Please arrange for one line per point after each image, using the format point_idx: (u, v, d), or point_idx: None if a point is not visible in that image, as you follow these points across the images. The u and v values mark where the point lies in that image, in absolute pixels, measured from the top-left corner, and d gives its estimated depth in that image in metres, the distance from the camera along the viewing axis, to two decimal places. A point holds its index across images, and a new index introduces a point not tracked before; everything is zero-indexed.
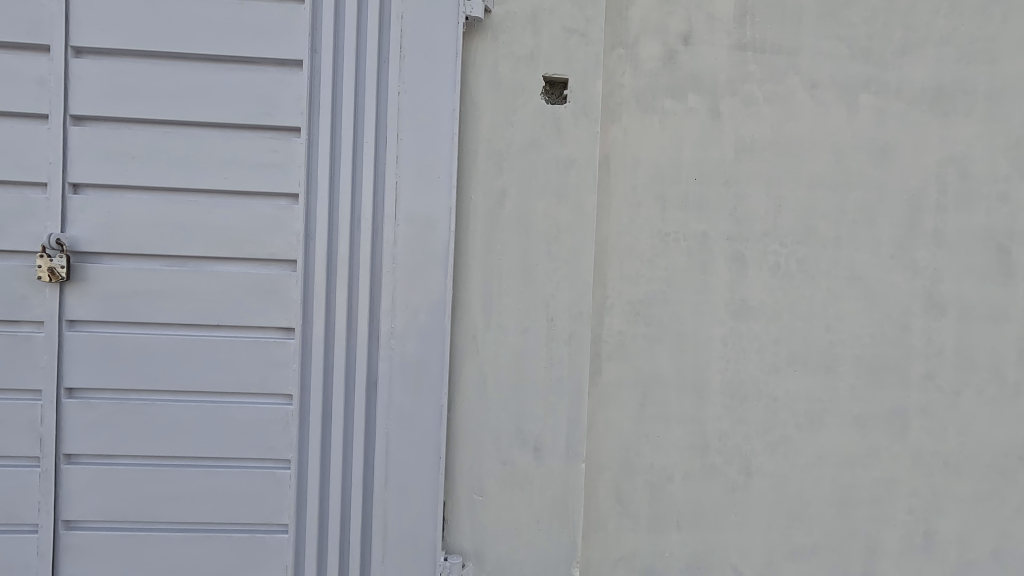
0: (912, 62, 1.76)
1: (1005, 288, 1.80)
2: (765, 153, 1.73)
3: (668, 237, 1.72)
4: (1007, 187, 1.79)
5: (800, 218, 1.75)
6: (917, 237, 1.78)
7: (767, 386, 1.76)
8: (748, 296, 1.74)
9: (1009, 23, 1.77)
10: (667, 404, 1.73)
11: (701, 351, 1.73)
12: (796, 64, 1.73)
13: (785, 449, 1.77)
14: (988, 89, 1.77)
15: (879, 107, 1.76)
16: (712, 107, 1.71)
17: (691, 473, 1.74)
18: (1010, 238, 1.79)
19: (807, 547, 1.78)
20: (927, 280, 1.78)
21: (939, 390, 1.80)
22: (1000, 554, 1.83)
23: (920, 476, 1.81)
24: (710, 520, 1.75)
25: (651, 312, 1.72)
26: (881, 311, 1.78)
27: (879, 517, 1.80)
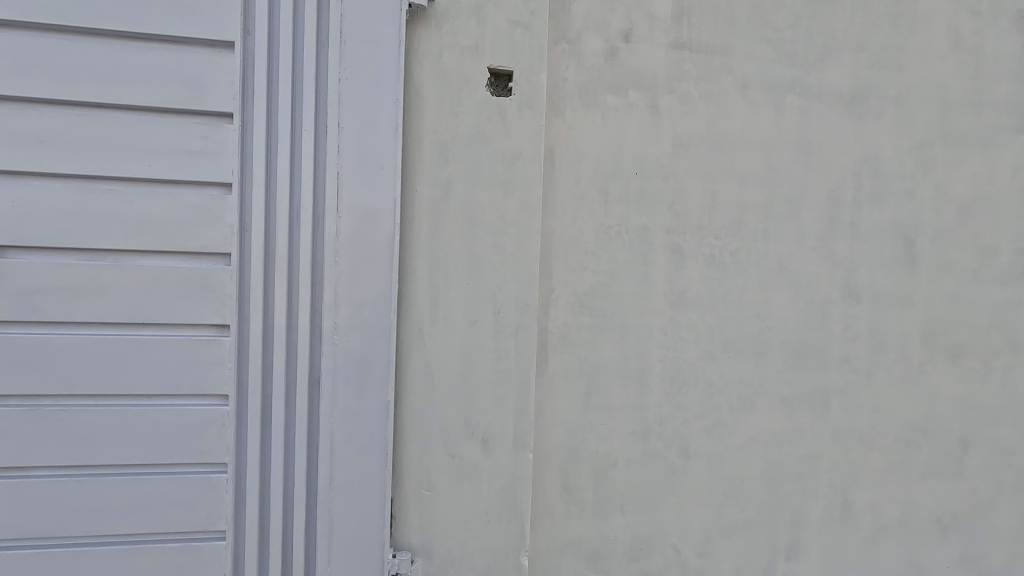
0: (831, 66, 1.89)
1: (910, 276, 1.97)
2: (701, 149, 1.81)
3: (611, 230, 1.76)
4: (912, 185, 1.96)
5: (732, 212, 1.84)
6: (836, 230, 1.91)
7: (703, 373, 1.84)
8: (686, 287, 1.81)
9: (914, 33, 1.93)
10: (610, 392, 1.78)
11: (643, 340, 1.79)
12: (729, 65, 1.81)
13: (720, 432, 1.86)
14: (897, 93, 1.93)
15: (803, 107, 1.87)
16: (651, 103, 1.77)
17: (633, 459, 1.80)
18: (914, 232, 1.96)
19: (740, 523, 1.89)
20: (844, 270, 1.92)
21: (855, 371, 1.95)
22: (906, 518, 2.01)
23: (839, 451, 1.95)
24: (651, 502, 1.82)
25: (595, 303, 1.76)
26: (805, 299, 1.90)
27: (803, 491, 1.93)
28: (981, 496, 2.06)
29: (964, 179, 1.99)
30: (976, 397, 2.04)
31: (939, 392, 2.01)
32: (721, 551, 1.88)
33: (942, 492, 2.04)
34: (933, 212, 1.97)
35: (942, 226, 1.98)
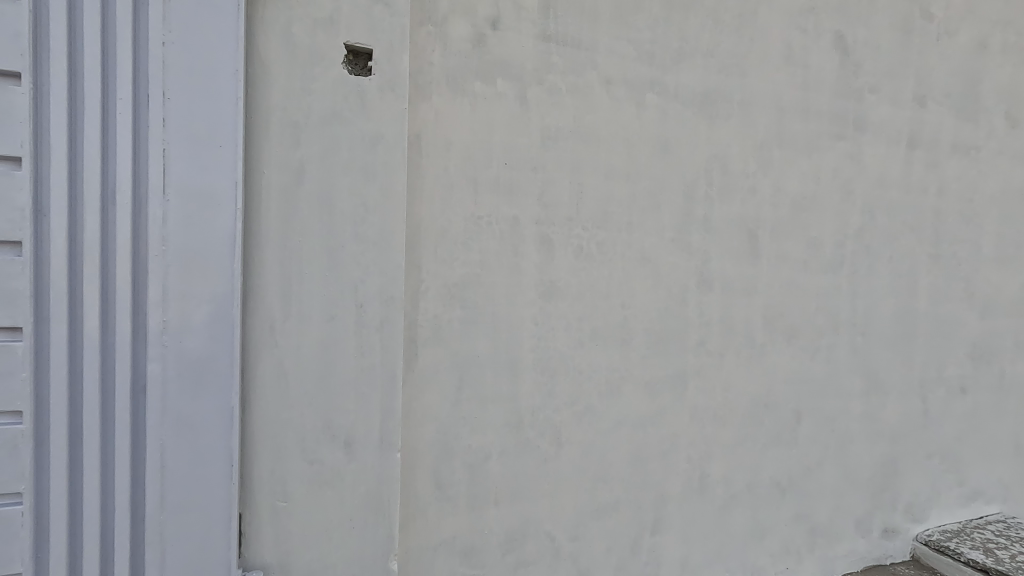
0: (685, 69, 2.01)
1: (753, 265, 2.16)
2: (568, 142, 1.84)
3: (481, 220, 1.73)
4: (755, 183, 2.15)
5: (599, 204, 1.90)
6: (691, 223, 2.05)
7: (573, 361, 1.88)
8: (556, 277, 1.84)
9: (755, 44, 2.12)
10: (483, 385, 1.76)
11: (515, 331, 1.79)
12: (594, 61, 1.86)
13: (590, 418, 1.92)
14: (741, 98, 2.10)
15: (661, 106, 1.97)
16: (519, 94, 1.76)
17: (507, 450, 1.80)
18: (756, 225, 2.16)
19: (609, 504, 1.97)
20: (699, 260, 2.07)
21: (709, 354, 2.11)
22: (752, 485, 2.22)
23: (696, 429, 2.10)
24: (525, 492, 1.83)
25: (466, 295, 1.72)
26: (665, 288, 2.01)
27: (665, 468, 2.06)
28: (811, 459, 2.34)
29: (795, 179, 2.23)
30: (806, 373, 2.30)
31: (777, 370, 2.24)
32: (592, 533, 1.95)
33: (780, 459, 2.27)
34: (771, 208, 2.19)
35: (779, 220, 2.21)
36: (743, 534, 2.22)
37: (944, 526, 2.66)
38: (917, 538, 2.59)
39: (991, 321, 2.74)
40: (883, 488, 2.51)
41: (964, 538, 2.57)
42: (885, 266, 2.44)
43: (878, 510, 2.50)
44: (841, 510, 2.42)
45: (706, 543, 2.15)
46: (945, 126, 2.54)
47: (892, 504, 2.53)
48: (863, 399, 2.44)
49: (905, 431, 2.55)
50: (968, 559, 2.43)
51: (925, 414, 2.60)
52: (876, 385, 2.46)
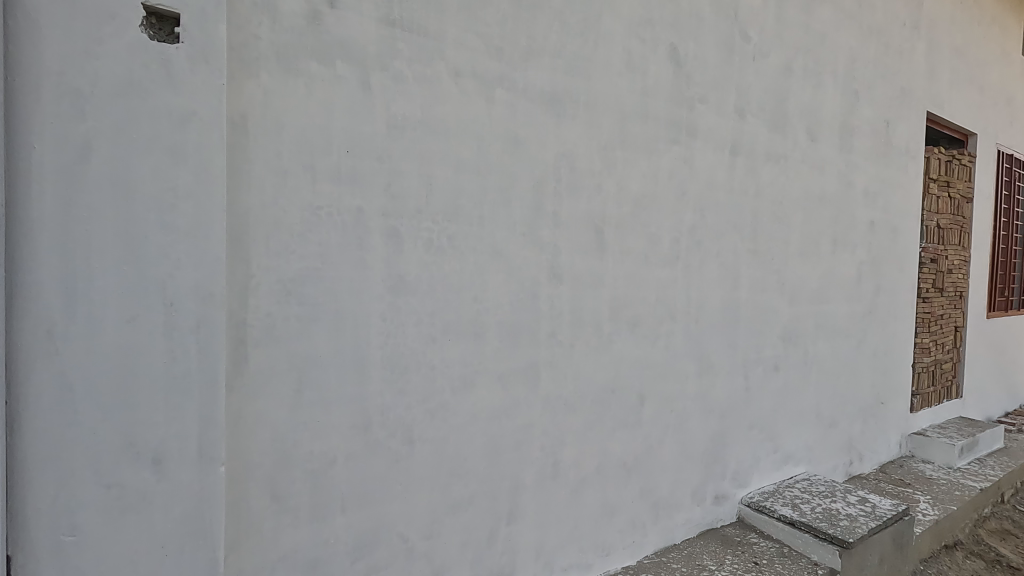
0: (534, 67, 2.05)
1: (600, 259, 2.28)
2: (416, 132, 1.78)
3: (319, 210, 1.62)
4: (600, 180, 2.27)
5: (449, 197, 1.87)
6: (541, 218, 2.10)
7: (425, 357, 1.84)
8: (405, 271, 1.78)
9: (598, 49, 2.22)
10: (325, 386, 1.65)
11: (360, 328, 1.70)
12: (441, 51, 1.82)
13: (443, 414, 1.89)
14: (586, 99, 2.20)
15: (510, 102, 2.00)
16: (361, 78, 1.67)
17: (354, 453, 1.71)
18: (602, 222, 2.28)
19: (464, 499, 1.96)
20: (549, 254, 2.13)
21: (560, 345, 2.19)
22: (601, 467, 2.35)
23: (548, 417, 2.17)
24: (374, 495, 1.76)
25: (304, 291, 1.60)
26: (517, 281, 2.05)
27: (520, 458, 2.10)
28: (653, 438, 2.53)
29: (636, 178, 2.39)
30: (648, 358, 2.49)
31: (622, 357, 2.39)
32: (447, 529, 1.92)
33: (626, 440, 2.43)
34: (615, 205, 2.32)
35: (622, 217, 2.35)
36: (594, 514, 2.34)
37: (762, 488, 3.03)
38: (743, 501, 2.92)
39: (797, 307, 3.17)
40: (714, 459, 2.80)
41: (778, 496, 2.96)
42: (713, 260, 2.71)
43: (710, 479, 2.78)
44: (680, 482, 2.65)
45: (559, 526, 2.23)
46: (761, 136, 2.89)
47: (721, 473, 2.83)
48: (697, 380, 2.69)
49: (731, 406, 2.86)
50: (780, 514, 2.76)
51: (747, 390, 2.94)
52: (707, 367, 2.73)
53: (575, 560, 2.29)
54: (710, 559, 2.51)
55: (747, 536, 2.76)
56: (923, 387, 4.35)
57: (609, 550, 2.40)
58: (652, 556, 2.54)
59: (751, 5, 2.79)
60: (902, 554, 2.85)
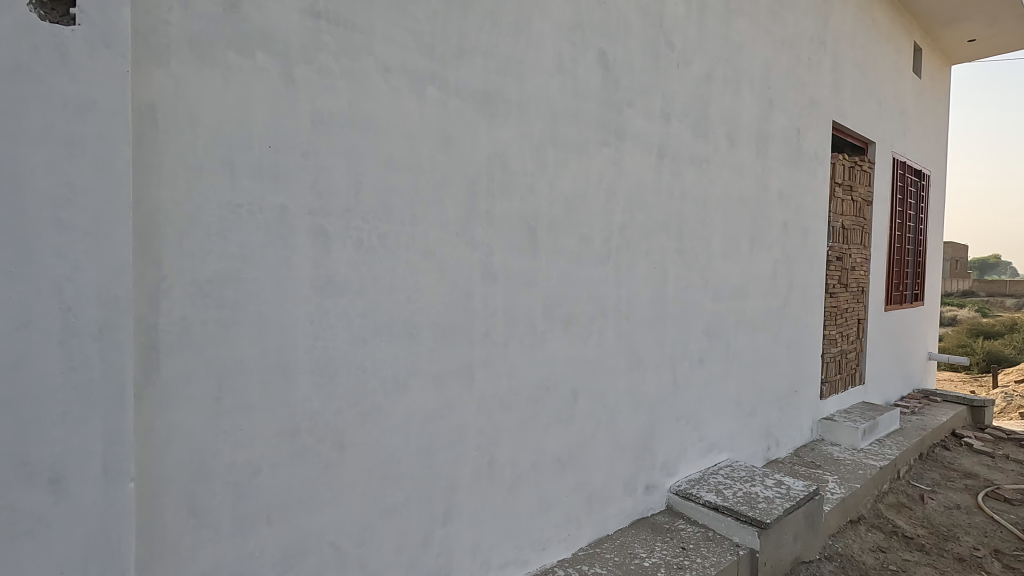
0: (465, 66, 2.04)
1: (533, 258, 2.31)
2: (343, 128, 1.73)
3: (240, 208, 1.54)
4: (532, 181, 2.30)
5: (379, 196, 1.83)
6: (475, 217, 2.10)
7: (355, 359, 1.80)
8: (333, 272, 1.73)
9: (530, 50, 2.25)
10: (248, 393, 1.57)
11: (286, 331, 1.63)
12: (370, 46, 1.78)
13: (375, 417, 1.85)
14: (518, 100, 2.22)
15: (442, 100, 1.98)
16: (284, 71, 1.60)
17: (280, 461, 1.64)
18: (534, 221, 2.31)
19: (398, 502, 1.93)
20: (483, 253, 2.13)
21: (495, 344, 2.20)
22: (537, 464, 2.39)
23: (484, 416, 2.18)
24: (303, 503, 1.69)
25: (223, 293, 1.52)
26: (450, 281, 2.04)
27: (455, 458, 2.09)
28: (586, 433, 2.59)
29: (568, 179, 2.44)
30: (581, 355, 2.55)
31: (556, 355, 2.44)
32: (381, 534, 1.89)
33: (560, 435, 2.48)
34: (548, 205, 2.36)
35: (554, 216, 2.39)
36: (530, 510, 2.37)
37: (689, 476, 3.18)
38: (671, 489, 3.06)
39: (719, 303, 3.35)
40: (644, 451, 2.91)
41: (703, 484, 3.11)
42: (642, 259, 2.81)
43: (641, 470, 2.89)
44: (612, 474, 2.74)
45: (496, 525, 2.24)
46: (685, 140, 3.02)
47: (651, 463, 2.94)
48: (627, 375, 2.78)
49: (660, 399, 2.98)
50: (705, 500, 2.90)
51: (674, 383, 3.07)
52: (637, 362, 2.82)
53: (512, 557, 2.31)
54: (642, 547, 2.60)
55: (675, 523, 2.88)
56: (831, 376, 4.71)
57: (545, 545, 2.44)
58: (587, 548, 2.60)
59: (675, 15, 2.91)
60: (813, 530, 3.07)
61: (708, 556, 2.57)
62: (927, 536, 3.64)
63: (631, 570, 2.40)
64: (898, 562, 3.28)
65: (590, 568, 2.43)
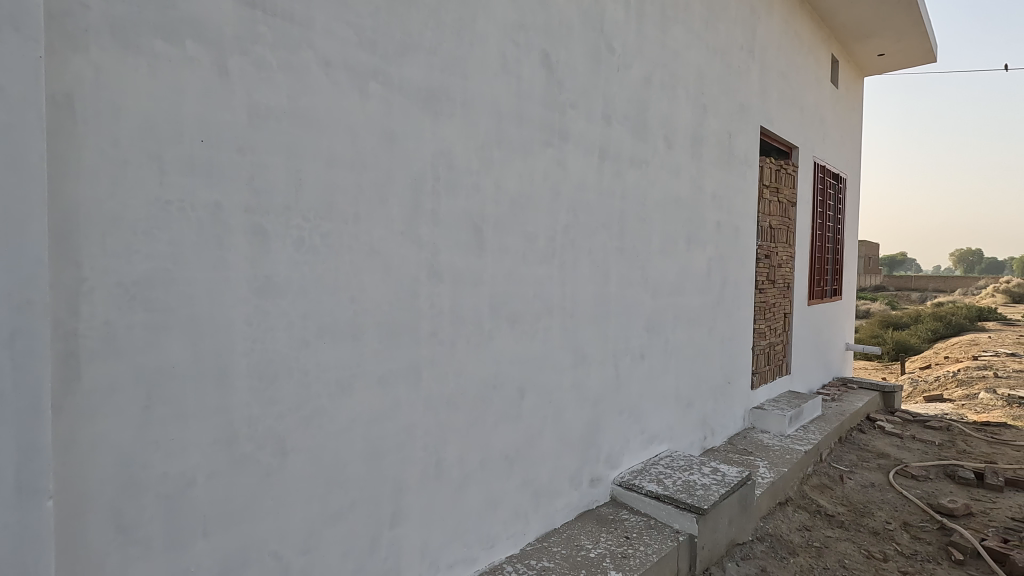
0: (409, 63, 2.02)
1: (479, 257, 2.32)
2: (282, 123, 1.67)
3: (169, 205, 1.45)
4: (478, 180, 2.30)
5: (321, 194, 1.78)
6: (420, 216, 2.08)
7: (297, 362, 1.74)
8: (273, 272, 1.67)
9: (474, 49, 2.25)
10: (180, 400, 1.49)
11: (222, 334, 1.56)
12: (309, 39, 1.72)
13: (319, 421, 1.80)
14: (463, 99, 2.22)
15: (385, 97, 1.95)
16: (217, 62, 1.53)
17: (217, 471, 1.57)
18: (480, 220, 2.32)
19: (343, 507, 1.88)
20: (429, 252, 2.12)
21: (441, 343, 2.19)
22: (484, 462, 2.40)
23: (431, 416, 2.16)
24: (243, 513, 1.63)
25: (152, 295, 1.43)
26: (395, 281, 2.01)
27: (402, 459, 2.07)
28: (533, 429, 2.63)
29: (513, 179, 2.46)
30: (527, 353, 2.58)
31: (502, 353, 2.45)
32: (326, 541, 1.84)
33: (507, 433, 2.50)
34: (493, 204, 2.37)
35: (499, 215, 2.40)
36: (478, 508, 2.38)
37: (632, 468, 3.29)
38: (615, 481, 3.15)
39: (659, 300, 3.47)
40: (589, 444, 2.98)
41: (645, 474, 3.22)
42: (585, 257, 2.88)
43: (586, 464, 2.96)
44: (558, 469, 2.78)
45: (444, 525, 2.23)
46: (625, 142, 3.11)
47: (595, 457, 3.02)
48: (572, 371, 2.84)
49: (603, 394, 3.06)
50: (647, 490, 3.01)
51: (617, 378, 3.16)
52: (581, 359, 2.89)
53: (460, 556, 2.31)
54: (587, 539, 2.66)
55: (619, 513, 2.97)
56: (761, 367, 4.99)
57: (493, 541, 2.45)
58: (535, 543, 2.64)
59: (614, 20, 2.99)
60: (746, 514, 3.24)
61: (650, 544, 2.66)
62: (846, 513, 3.92)
63: (578, 561, 2.45)
64: (822, 539, 3.52)
65: (538, 562, 2.46)
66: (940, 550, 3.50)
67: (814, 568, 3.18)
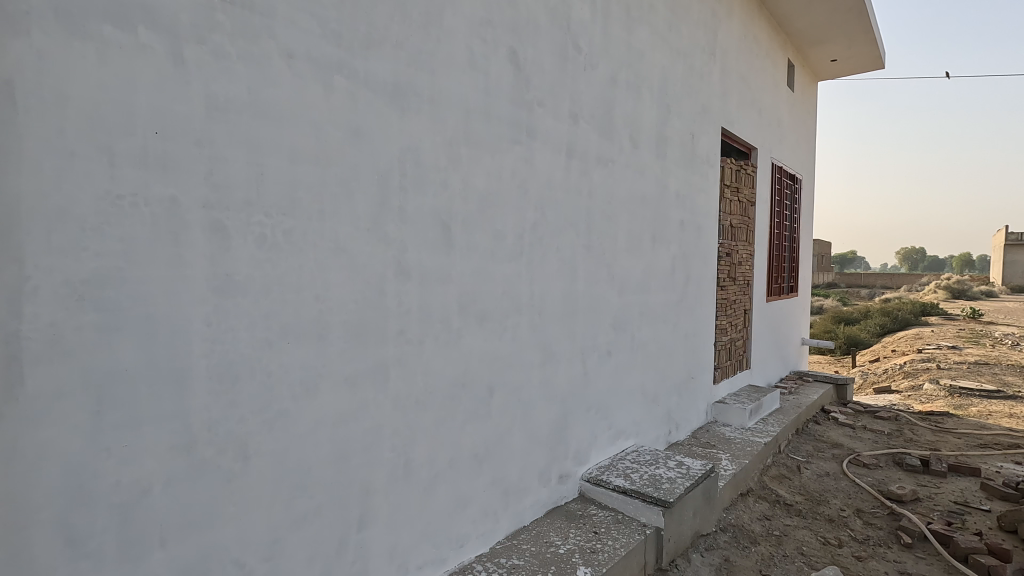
0: (375, 56, 1.98)
1: (447, 255, 2.30)
2: (241, 116, 1.61)
3: (122, 200, 1.38)
4: (446, 176, 2.28)
5: (283, 189, 1.72)
6: (387, 213, 2.05)
7: (259, 363, 1.68)
8: (233, 270, 1.61)
9: (441, 44, 2.22)
10: (135, 404, 1.42)
11: (180, 335, 1.50)
12: (270, 29, 1.67)
13: (282, 423, 1.75)
14: (430, 94, 2.19)
15: (351, 90, 1.90)
16: (172, 50, 1.46)
17: (174, 478, 1.50)
18: (448, 217, 2.30)
19: (309, 512, 1.84)
20: (396, 250, 2.09)
21: (409, 342, 2.16)
22: (453, 461, 2.38)
23: (399, 416, 2.13)
24: (203, 521, 1.57)
25: (102, 294, 1.36)
26: (362, 279, 1.97)
27: (370, 461, 2.03)
28: (502, 428, 2.62)
29: (481, 175, 2.44)
30: (496, 350, 2.57)
31: (471, 351, 2.44)
32: (290, 547, 1.79)
33: (477, 431, 2.49)
34: (461, 201, 2.35)
35: (468, 213, 2.39)
36: (448, 508, 2.36)
37: (599, 463, 3.32)
38: (583, 476, 3.18)
39: (625, 297, 3.52)
40: (557, 441, 2.99)
41: (612, 469, 3.27)
42: (553, 255, 2.89)
43: (555, 460, 2.97)
44: (528, 467, 2.79)
45: (413, 526, 2.20)
46: (592, 141, 3.14)
47: (564, 453, 3.04)
48: (541, 368, 2.85)
49: (571, 391, 3.08)
50: (614, 485, 3.05)
51: (585, 375, 3.19)
52: (549, 356, 2.90)
53: (429, 557, 2.29)
54: (557, 535, 2.68)
55: (587, 509, 3.00)
56: (722, 362, 5.13)
57: (463, 541, 2.44)
58: (504, 541, 2.64)
59: (581, 19, 3.01)
60: (710, 505, 3.32)
61: (618, 538, 2.69)
62: (804, 502, 4.07)
63: (548, 557, 2.46)
64: (781, 528, 3.64)
65: (508, 560, 2.46)
66: (890, 534, 3.67)
67: (774, 557, 3.28)
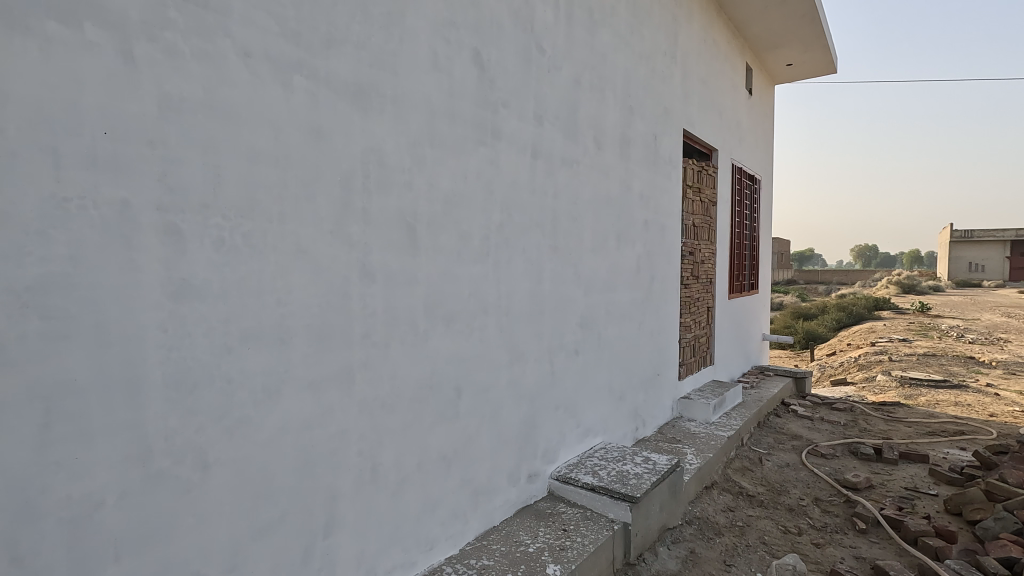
0: (336, 57, 1.95)
1: (413, 257, 2.29)
2: (197, 116, 1.57)
3: (70, 203, 1.33)
4: (410, 177, 2.26)
5: (242, 192, 1.68)
6: (350, 215, 2.02)
7: (219, 369, 1.64)
8: (190, 273, 1.56)
9: (403, 44, 2.21)
10: (85, 414, 1.36)
11: (133, 342, 1.45)
12: (226, 27, 1.63)
13: (242, 430, 1.71)
14: (393, 95, 2.17)
15: (311, 90, 1.87)
16: (122, 47, 1.41)
17: (130, 490, 1.45)
18: (413, 219, 2.28)
19: (273, 520, 1.80)
20: (360, 252, 2.06)
21: (375, 344, 2.14)
22: (422, 463, 2.37)
23: (366, 419, 2.11)
24: (162, 532, 1.52)
25: (48, 302, 1.30)
26: (325, 282, 1.94)
27: (336, 466, 2.00)
28: (470, 429, 2.63)
29: (447, 176, 2.44)
30: (463, 351, 2.57)
31: (438, 352, 2.43)
32: (255, 555, 1.75)
33: (445, 432, 2.48)
34: (426, 202, 2.34)
35: (433, 214, 2.38)
36: (417, 510, 2.34)
37: (568, 462, 3.36)
38: (553, 475, 3.21)
39: (591, 295, 3.56)
40: (526, 441, 3.01)
41: (581, 467, 3.31)
42: (520, 256, 2.90)
43: (524, 460, 2.99)
44: (496, 466, 2.80)
45: (382, 529, 2.19)
46: (557, 142, 3.17)
47: (533, 453, 3.06)
48: (508, 369, 2.86)
49: (539, 391, 3.10)
50: (583, 482, 3.09)
51: (553, 374, 3.22)
52: (517, 356, 2.92)
53: (399, 560, 2.27)
54: (526, 534, 2.70)
55: (557, 506, 3.03)
56: (687, 358, 5.25)
57: (433, 543, 2.43)
58: (474, 542, 2.64)
59: (545, 21, 3.04)
60: (676, 499, 3.40)
61: (587, 534, 2.72)
62: (765, 492, 4.20)
63: (518, 556, 2.48)
64: (744, 518, 3.75)
65: (478, 560, 2.46)
66: (847, 521, 3.82)
67: (738, 546, 3.38)
